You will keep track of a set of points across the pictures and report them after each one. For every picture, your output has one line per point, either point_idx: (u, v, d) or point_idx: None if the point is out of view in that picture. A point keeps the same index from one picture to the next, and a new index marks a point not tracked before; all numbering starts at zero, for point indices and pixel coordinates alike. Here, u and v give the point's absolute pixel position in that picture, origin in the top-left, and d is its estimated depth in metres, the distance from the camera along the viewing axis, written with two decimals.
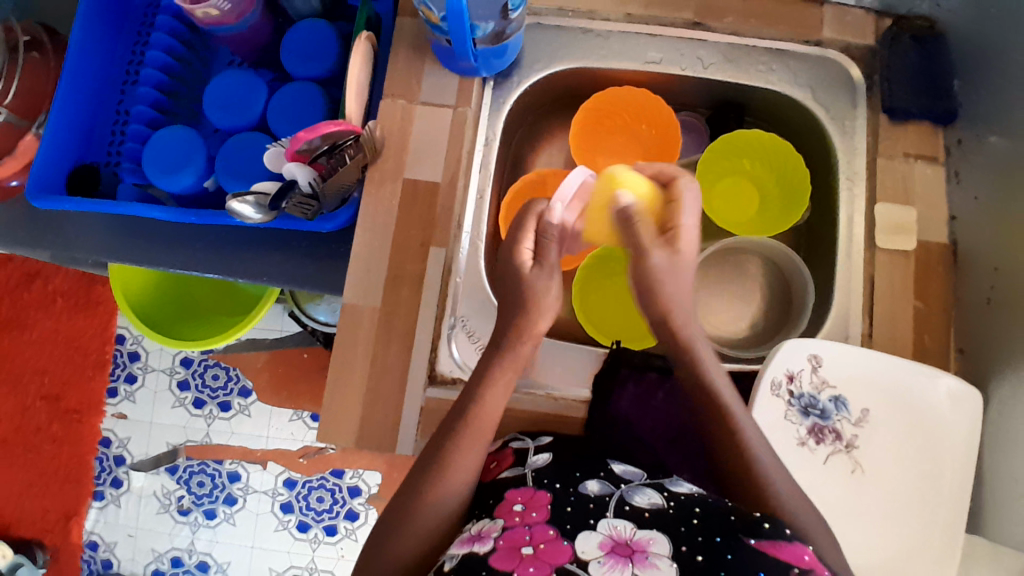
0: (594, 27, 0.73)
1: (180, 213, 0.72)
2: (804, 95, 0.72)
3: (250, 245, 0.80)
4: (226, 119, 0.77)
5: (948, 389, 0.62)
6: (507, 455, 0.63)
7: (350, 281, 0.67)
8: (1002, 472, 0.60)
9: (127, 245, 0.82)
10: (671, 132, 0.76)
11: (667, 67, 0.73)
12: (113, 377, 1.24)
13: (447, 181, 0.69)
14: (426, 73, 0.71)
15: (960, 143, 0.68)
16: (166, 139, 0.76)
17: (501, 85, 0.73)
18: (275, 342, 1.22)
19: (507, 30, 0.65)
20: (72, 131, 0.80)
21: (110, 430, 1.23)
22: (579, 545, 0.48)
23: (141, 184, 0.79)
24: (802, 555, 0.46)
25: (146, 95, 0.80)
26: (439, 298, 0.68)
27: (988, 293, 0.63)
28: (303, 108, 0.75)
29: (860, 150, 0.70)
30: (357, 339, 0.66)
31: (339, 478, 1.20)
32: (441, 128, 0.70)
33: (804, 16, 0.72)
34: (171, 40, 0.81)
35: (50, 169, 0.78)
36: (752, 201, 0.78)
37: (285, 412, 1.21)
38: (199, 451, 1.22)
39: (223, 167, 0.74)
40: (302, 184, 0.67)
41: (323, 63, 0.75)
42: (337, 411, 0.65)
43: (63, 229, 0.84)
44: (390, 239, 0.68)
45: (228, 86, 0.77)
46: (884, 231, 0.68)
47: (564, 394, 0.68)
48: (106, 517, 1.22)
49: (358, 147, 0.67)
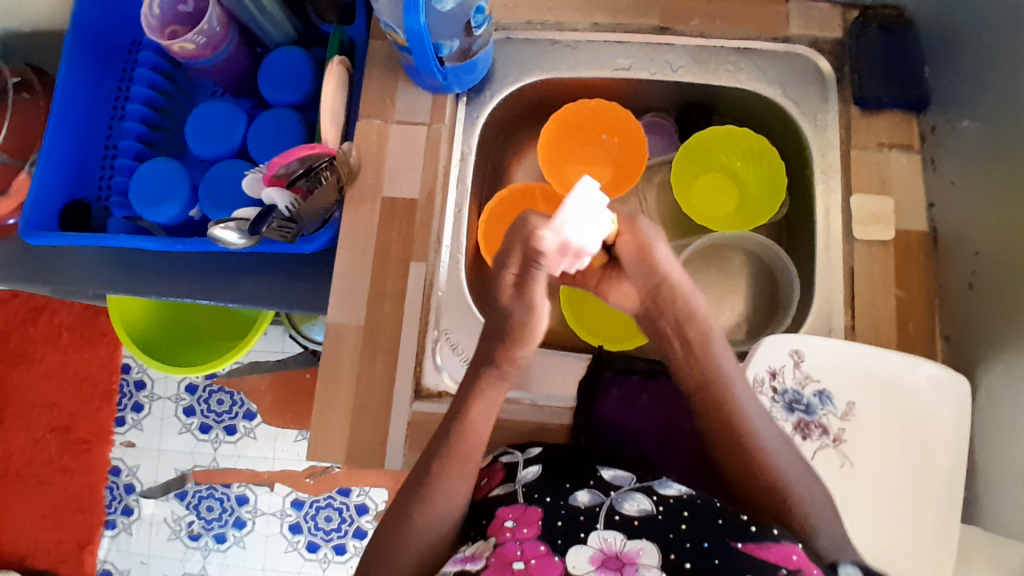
0: (562, 38, 0.74)
1: (167, 242, 0.73)
2: (773, 91, 0.73)
3: (240, 270, 0.82)
4: (206, 149, 0.78)
5: (929, 375, 0.61)
6: (496, 471, 0.63)
7: (334, 300, 0.68)
8: (994, 460, 0.59)
9: (123, 275, 0.83)
10: (638, 148, 0.77)
11: (636, 73, 0.74)
12: (120, 407, 1.26)
13: (425, 197, 0.70)
14: (399, 92, 0.72)
15: (934, 130, 0.68)
16: (151, 172, 0.78)
17: (474, 101, 0.74)
18: (277, 364, 1.23)
19: (473, 47, 0.67)
20: (63, 170, 0.82)
21: (119, 458, 1.25)
22: (570, 560, 0.48)
23: (130, 217, 0.81)
24: (790, 556, 0.47)
25: (133, 130, 0.83)
26: (421, 313, 0.68)
27: (969, 279, 0.63)
28: (280, 134, 0.76)
29: (834, 143, 0.70)
30: (345, 357, 0.67)
31: (346, 497, 1.21)
32: (416, 144, 0.71)
33: (770, 14, 0.73)
34: (154, 76, 0.84)
35: (41, 208, 0.80)
36: (730, 194, 0.80)
37: (289, 433, 1.22)
38: (206, 476, 1.23)
39: (205, 197, 0.76)
40: (281, 207, 0.68)
41: (298, 88, 0.77)
42: (328, 430, 0.66)
43: (60, 266, 0.86)
44: (371, 257, 0.69)
45: (209, 116, 0.79)
46: (861, 221, 0.68)
47: (548, 402, 0.68)
48: (119, 545, 1.24)
49: (334, 169, 0.68)
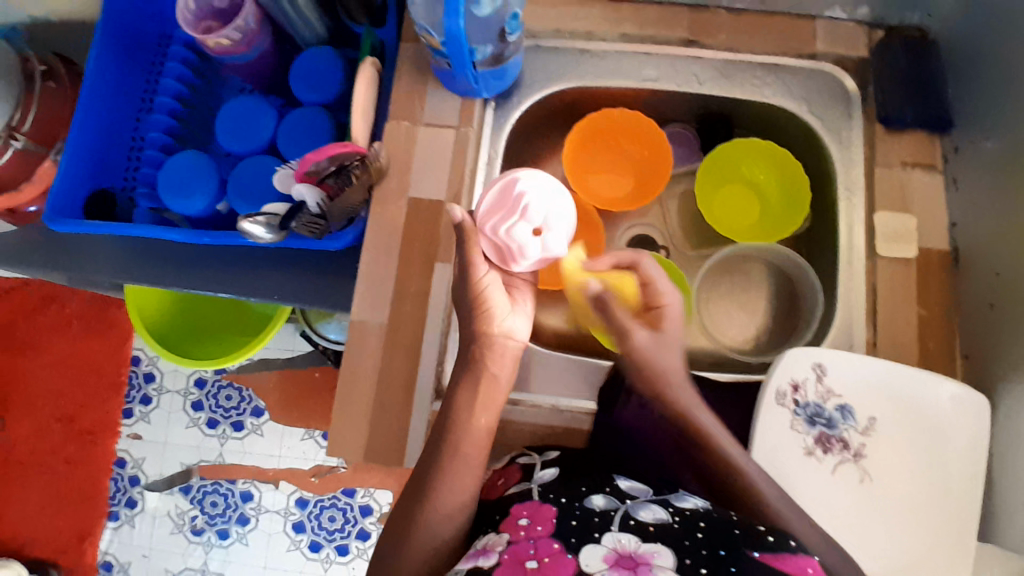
0: (590, 47, 0.76)
1: (194, 234, 0.74)
2: (797, 106, 0.73)
3: (262, 265, 0.82)
4: (235, 143, 0.79)
5: (952, 395, 0.62)
6: (513, 471, 0.64)
7: (357, 298, 0.69)
8: (1014, 480, 0.59)
9: (145, 265, 0.84)
10: (663, 158, 0.78)
11: (663, 84, 0.75)
12: (128, 398, 1.27)
13: (450, 200, 0.71)
14: (428, 95, 0.73)
15: (958, 151, 0.69)
16: (180, 164, 0.79)
17: (502, 107, 0.76)
18: (286, 362, 1.24)
19: (506, 52, 0.68)
20: (89, 157, 0.83)
21: (125, 450, 1.25)
22: (583, 559, 0.47)
23: (156, 208, 0.82)
24: (807, 568, 0.46)
25: (161, 123, 0.84)
26: (444, 314, 0.69)
27: (990, 299, 0.63)
28: (311, 132, 0.77)
29: (857, 160, 0.71)
30: (365, 356, 0.68)
31: (350, 497, 1.20)
32: (444, 147, 0.72)
33: (797, 30, 0.73)
34: (184, 69, 0.85)
35: (66, 196, 0.80)
36: (751, 207, 0.80)
37: (296, 431, 1.22)
38: (211, 472, 1.23)
39: (234, 190, 0.77)
40: (310, 205, 0.69)
41: (330, 87, 0.78)
42: (345, 427, 0.66)
43: (81, 254, 0.86)
44: (395, 257, 0.70)
45: (239, 111, 0.80)
46: (885, 238, 0.68)
47: (568, 406, 0.68)
48: (121, 537, 1.23)
49: (364, 168, 0.69)
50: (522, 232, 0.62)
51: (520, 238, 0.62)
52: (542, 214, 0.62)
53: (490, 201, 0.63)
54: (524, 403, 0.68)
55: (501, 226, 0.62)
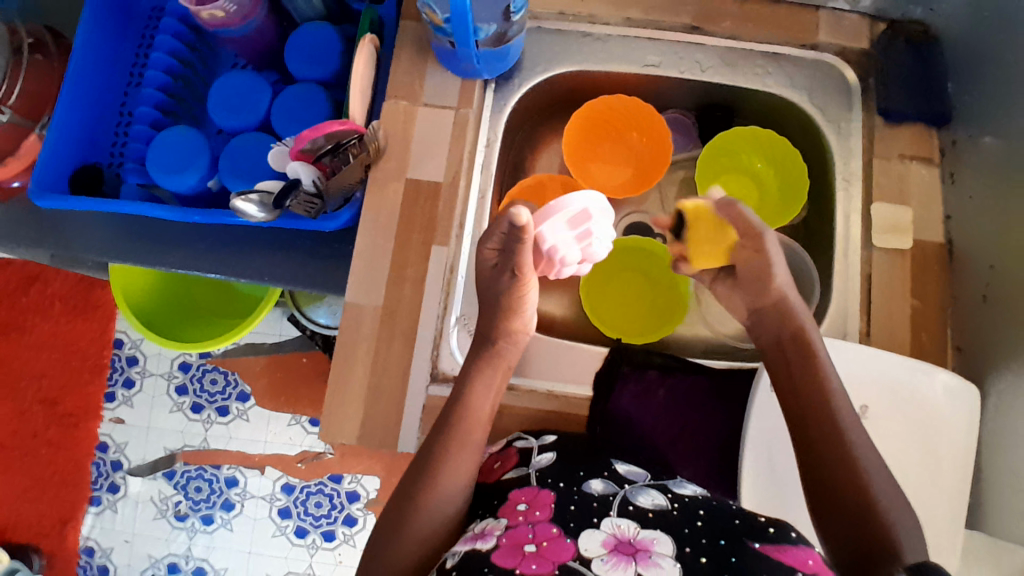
0: (593, 31, 0.75)
1: (183, 211, 0.72)
2: (799, 97, 0.74)
3: (254, 244, 0.80)
4: (229, 120, 0.77)
5: (944, 384, 0.63)
6: (511, 455, 0.63)
7: (352, 280, 0.68)
8: (1002, 468, 0.61)
9: (132, 245, 0.82)
10: (663, 147, 0.77)
11: (665, 70, 0.75)
12: (111, 382, 1.24)
13: (449, 182, 0.70)
14: (427, 74, 0.72)
15: (955, 144, 0.70)
16: (169, 140, 0.76)
17: (502, 88, 0.74)
18: (273, 347, 1.22)
19: (509, 33, 0.67)
20: (75, 133, 0.81)
21: (108, 434, 1.23)
22: (582, 543, 0.47)
23: (145, 184, 0.80)
24: (806, 560, 0.45)
25: (151, 97, 0.81)
26: (441, 297, 0.68)
27: (984, 290, 0.64)
28: (306, 110, 0.75)
29: (856, 151, 0.72)
30: (359, 339, 0.67)
31: (337, 483, 1.19)
32: (442, 128, 0.71)
33: (801, 20, 0.73)
34: (176, 43, 0.82)
35: (51, 170, 0.78)
36: (751, 194, 0.79)
37: (282, 417, 1.21)
38: (197, 456, 1.21)
39: (226, 167, 0.75)
40: (306, 182, 0.68)
41: (326, 64, 0.76)
42: (339, 411, 0.66)
43: (65, 230, 0.84)
44: (392, 239, 0.69)
45: (232, 87, 0.77)
46: (882, 230, 0.69)
47: (563, 392, 0.68)
48: (103, 522, 1.21)
49: (363, 146, 0.68)
50: (570, 258, 0.64)
51: (569, 260, 0.64)
52: (600, 249, 0.64)
53: (563, 218, 0.61)
54: (522, 388, 0.67)
55: (558, 247, 0.62)
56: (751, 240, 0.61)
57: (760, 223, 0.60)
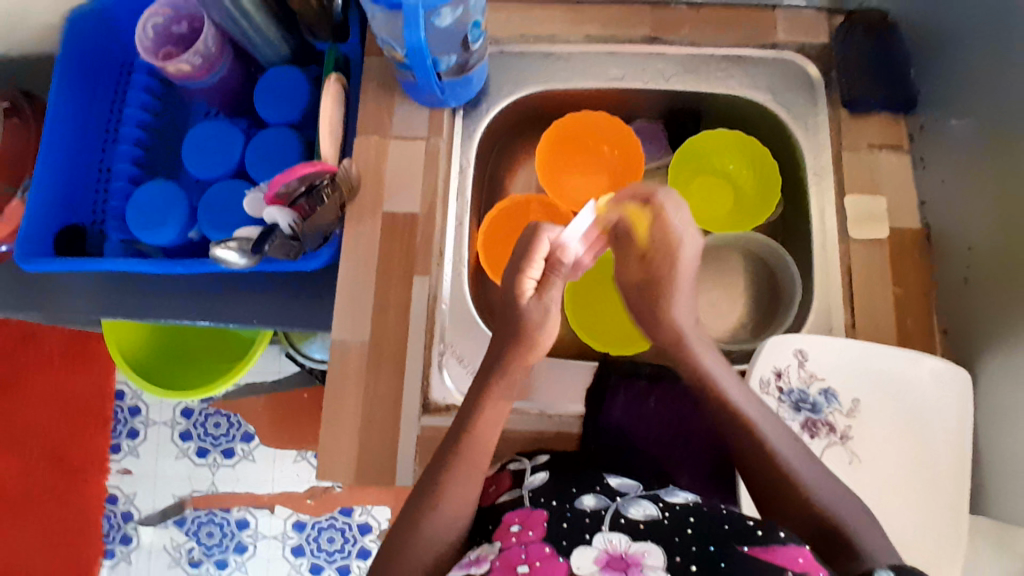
0: (555, 50, 0.76)
1: (165, 264, 0.73)
2: (764, 96, 0.74)
3: (239, 288, 0.81)
4: (203, 170, 0.78)
5: (932, 369, 0.63)
6: (504, 478, 0.63)
7: (338, 318, 0.68)
8: (998, 450, 0.60)
9: (118, 301, 0.82)
10: (634, 154, 0.78)
11: (629, 83, 0.76)
12: (115, 433, 1.24)
13: (425, 212, 0.70)
14: (396, 107, 0.73)
15: (923, 129, 0.70)
16: (148, 196, 0.77)
17: (470, 115, 0.75)
18: (273, 384, 1.22)
19: (470, 62, 0.68)
20: (55, 197, 0.82)
21: (116, 486, 1.23)
22: (575, 561, 0.48)
23: (128, 240, 0.81)
24: (796, 558, 0.46)
25: (128, 154, 0.83)
26: (426, 326, 0.68)
27: (965, 273, 0.64)
28: (279, 153, 0.76)
29: (825, 145, 0.72)
30: (349, 375, 0.67)
31: (348, 517, 1.19)
32: (415, 158, 0.72)
33: (757, 21, 0.74)
34: (147, 98, 0.85)
35: (35, 234, 0.79)
36: (725, 197, 0.80)
37: (287, 453, 1.21)
38: (205, 501, 1.21)
39: (204, 219, 0.76)
40: (283, 226, 0.68)
41: (293, 107, 0.77)
42: (335, 449, 0.66)
43: (52, 293, 0.84)
44: (374, 272, 0.69)
45: (205, 137, 0.79)
46: (857, 221, 0.69)
47: (558, 411, 0.68)
48: (118, 575, 1.21)
49: (335, 186, 0.69)
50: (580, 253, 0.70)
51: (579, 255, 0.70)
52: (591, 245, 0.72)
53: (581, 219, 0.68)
54: (519, 411, 0.68)
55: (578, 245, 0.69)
56: (667, 254, 0.62)
57: (676, 237, 0.61)
